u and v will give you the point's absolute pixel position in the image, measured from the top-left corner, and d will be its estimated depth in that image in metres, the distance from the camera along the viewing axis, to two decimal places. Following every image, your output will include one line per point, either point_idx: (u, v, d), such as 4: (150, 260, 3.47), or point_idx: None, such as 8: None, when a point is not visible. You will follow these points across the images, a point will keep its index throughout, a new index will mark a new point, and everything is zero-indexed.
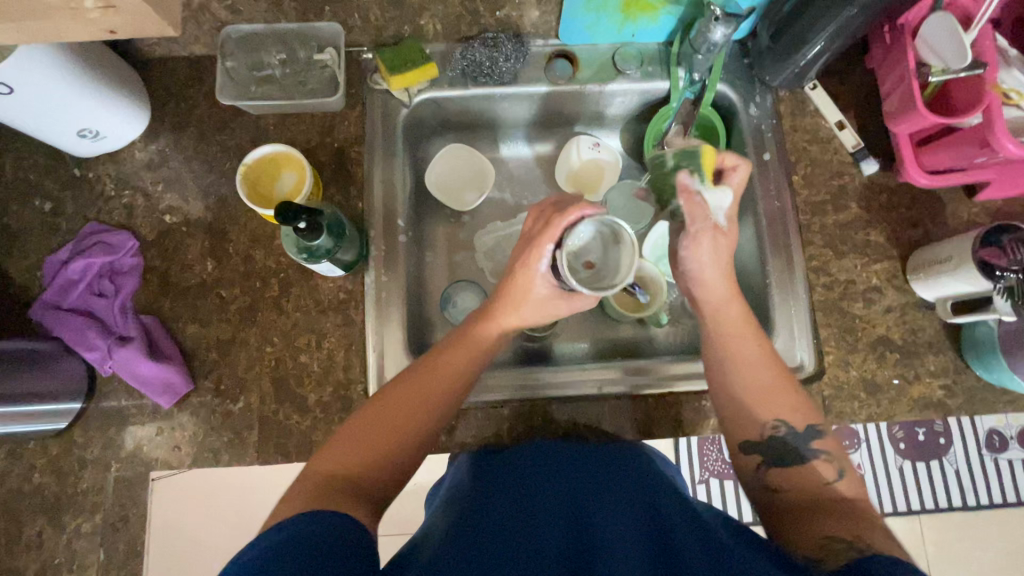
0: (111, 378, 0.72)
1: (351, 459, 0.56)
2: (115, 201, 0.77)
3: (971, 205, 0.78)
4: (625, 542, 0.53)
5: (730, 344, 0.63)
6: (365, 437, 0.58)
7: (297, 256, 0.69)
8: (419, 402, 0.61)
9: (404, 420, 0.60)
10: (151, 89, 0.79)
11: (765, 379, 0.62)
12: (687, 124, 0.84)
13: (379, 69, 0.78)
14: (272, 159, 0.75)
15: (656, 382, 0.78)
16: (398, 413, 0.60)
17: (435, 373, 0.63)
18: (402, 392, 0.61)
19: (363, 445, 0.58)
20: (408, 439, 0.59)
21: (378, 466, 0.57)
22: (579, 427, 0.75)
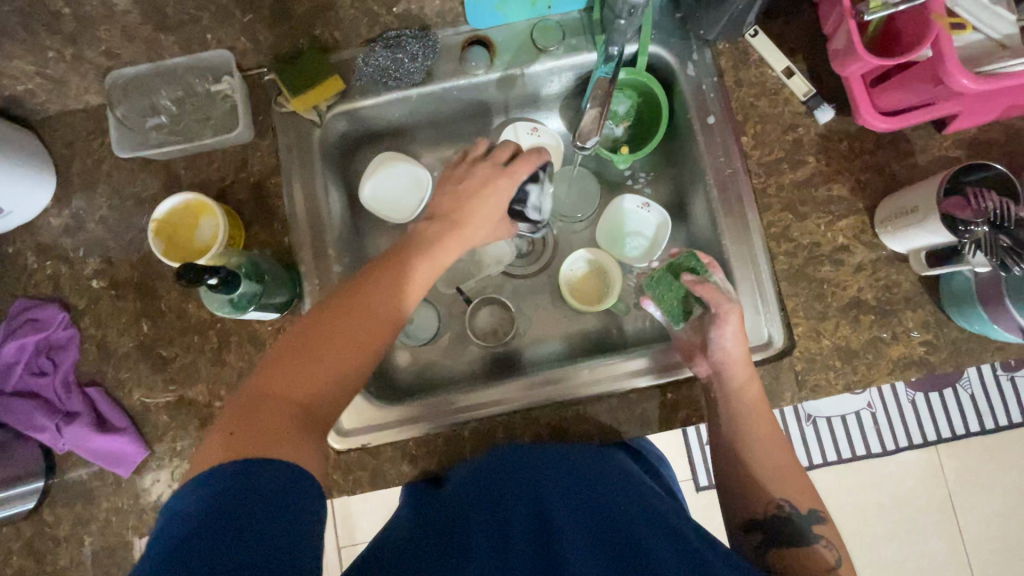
0: (69, 454, 0.71)
1: (283, 390, 0.53)
2: (40, 274, 0.74)
3: (941, 138, 0.71)
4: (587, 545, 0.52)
5: (758, 411, 0.66)
6: (290, 365, 0.54)
7: (222, 311, 0.65)
8: (346, 323, 0.57)
9: (335, 343, 0.56)
10: (52, 149, 0.75)
11: (768, 430, 0.66)
12: (603, 107, 0.71)
13: (282, 90, 0.73)
14: (186, 208, 0.71)
15: (659, 374, 0.72)
16: (332, 340, 0.56)
17: (367, 298, 0.58)
18: (331, 318, 0.57)
19: (294, 374, 0.54)
20: (347, 356, 0.56)
21: (316, 391, 0.55)
22: (571, 428, 0.71)
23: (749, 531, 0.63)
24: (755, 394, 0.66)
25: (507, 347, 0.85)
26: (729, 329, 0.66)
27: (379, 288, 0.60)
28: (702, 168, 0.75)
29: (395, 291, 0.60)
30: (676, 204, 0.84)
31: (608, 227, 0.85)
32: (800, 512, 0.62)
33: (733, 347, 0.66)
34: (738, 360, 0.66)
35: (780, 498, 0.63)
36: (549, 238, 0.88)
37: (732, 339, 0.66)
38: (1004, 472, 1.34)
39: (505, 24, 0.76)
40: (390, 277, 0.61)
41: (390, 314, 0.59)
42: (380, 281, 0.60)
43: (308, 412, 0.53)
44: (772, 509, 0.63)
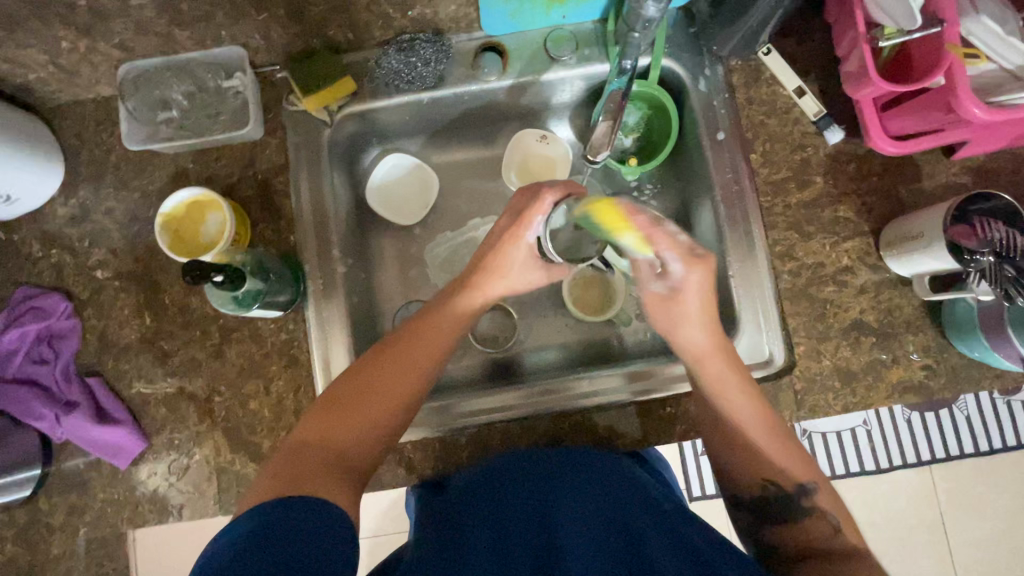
0: (65, 443, 0.71)
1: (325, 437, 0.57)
2: (44, 262, 0.74)
3: (949, 164, 0.71)
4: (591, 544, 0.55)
5: (732, 404, 0.61)
6: (334, 411, 0.59)
7: (225, 308, 0.65)
8: (388, 370, 0.61)
9: (378, 393, 0.60)
10: (60, 139, 0.75)
11: (745, 414, 0.61)
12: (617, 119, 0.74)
13: (294, 89, 0.73)
14: (193, 203, 0.71)
15: (656, 387, 0.73)
16: (384, 371, 0.61)
17: (405, 349, 0.63)
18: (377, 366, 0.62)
19: (338, 422, 0.58)
20: (405, 388, 0.61)
21: (353, 441, 0.58)
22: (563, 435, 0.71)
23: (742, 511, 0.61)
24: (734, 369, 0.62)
25: (507, 353, 0.85)
26: (689, 299, 0.62)
27: (419, 334, 0.64)
28: (709, 184, 0.75)
29: (432, 338, 0.64)
30: (682, 218, 0.84)
31: None
32: (791, 488, 0.58)
33: (695, 327, 0.63)
34: (699, 339, 0.63)
35: (764, 479, 0.59)
36: None
37: (695, 307, 0.63)
38: (999, 494, 1.33)
39: (519, 32, 0.76)
40: (428, 325, 0.65)
41: (426, 362, 0.63)
42: (421, 329, 0.64)
43: (343, 459, 0.57)
44: (756, 492, 0.60)
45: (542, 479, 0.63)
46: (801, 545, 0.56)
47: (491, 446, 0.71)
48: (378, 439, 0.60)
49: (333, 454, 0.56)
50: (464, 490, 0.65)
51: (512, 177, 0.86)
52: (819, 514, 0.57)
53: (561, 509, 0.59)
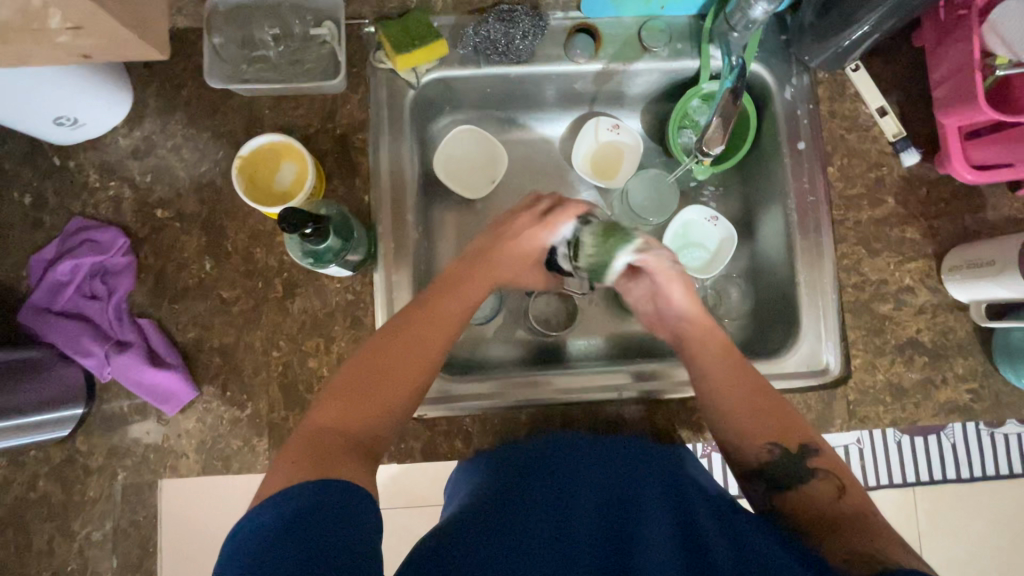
0: (111, 383, 0.68)
1: (344, 414, 0.54)
2: (101, 194, 0.71)
3: (1013, 198, 0.74)
4: (661, 536, 0.51)
5: (714, 363, 0.65)
6: (350, 384, 0.56)
7: (303, 261, 0.64)
8: (415, 353, 0.59)
9: (396, 371, 0.57)
10: (131, 67, 0.72)
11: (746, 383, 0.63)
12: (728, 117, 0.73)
13: (383, 46, 0.71)
14: (270, 150, 0.68)
15: (670, 387, 0.74)
16: (420, 327, 0.60)
17: (426, 326, 0.60)
18: (390, 334, 0.60)
19: (356, 393, 0.56)
20: (433, 342, 0.60)
21: (374, 417, 0.55)
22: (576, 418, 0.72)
23: (749, 481, 0.60)
24: (717, 337, 0.67)
25: (558, 338, 0.85)
26: (676, 288, 0.68)
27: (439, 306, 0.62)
28: (784, 192, 0.76)
29: (455, 309, 0.63)
30: (743, 222, 0.86)
31: (675, 232, 0.85)
32: (789, 454, 0.59)
33: (684, 304, 0.68)
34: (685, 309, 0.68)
35: (769, 444, 0.60)
36: None
37: (682, 292, 0.69)
38: None
39: (615, 16, 0.75)
40: (450, 304, 0.63)
41: (448, 331, 0.62)
42: (440, 305, 0.63)
43: (365, 440, 0.54)
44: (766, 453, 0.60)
45: (591, 467, 0.59)
46: (812, 506, 0.56)
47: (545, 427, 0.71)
48: (391, 414, 0.56)
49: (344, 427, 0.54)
50: (512, 473, 0.61)
51: (577, 164, 0.86)
52: (823, 478, 0.58)
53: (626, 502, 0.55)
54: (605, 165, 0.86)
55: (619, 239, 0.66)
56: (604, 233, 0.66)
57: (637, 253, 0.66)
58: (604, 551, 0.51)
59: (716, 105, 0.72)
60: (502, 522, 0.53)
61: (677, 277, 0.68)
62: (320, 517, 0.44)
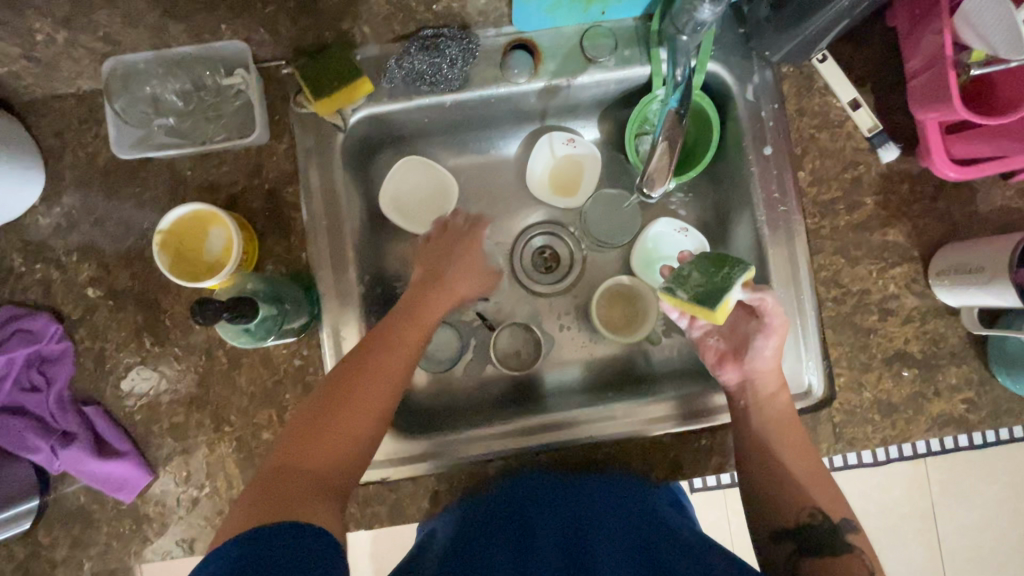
0: (64, 474, 0.67)
1: (305, 436, 0.57)
2: (29, 278, 0.67)
3: (1006, 187, 0.67)
4: (619, 552, 0.55)
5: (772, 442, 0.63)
6: (309, 413, 0.58)
7: (237, 339, 0.60)
8: (366, 384, 0.60)
9: (347, 405, 0.59)
10: (40, 139, 0.67)
11: (799, 452, 0.63)
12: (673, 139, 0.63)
13: (302, 89, 0.66)
14: (194, 219, 0.64)
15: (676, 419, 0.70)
16: (380, 351, 0.63)
17: (374, 353, 0.63)
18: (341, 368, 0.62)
19: (314, 425, 0.57)
20: (394, 363, 0.62)
21: (331, 443, 0.56)
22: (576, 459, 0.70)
23: (778, 543, 0.59)
24: (786, 404, 0.65)
25: (530, 373, 0.80)
26: (774, 340, 0.65)
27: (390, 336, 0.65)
28: (752, 202, 0.70)
29: (412, 331, 0.66)
30: (716, 230, 0.80)
31: (643, 247, 0.80)
32: (830, 523, 0.59)
33: (769, 359, 0.66)
34: (768, 370, 0.66)
35: (811, 508, 0.60)
36: (577, 256, 0.83)
37: (773, 350, 0.66)
38: None
39: (554, 27, 0.68)
40: (406, 325, 0.66)
41: (404, 357, 0.64)
42: (394, 332, 0.65)
43: (326, 469, 0.55)
44: (803, 518, 0.60)
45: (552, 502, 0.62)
46: None
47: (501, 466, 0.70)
48: (349, 444, 0.58)
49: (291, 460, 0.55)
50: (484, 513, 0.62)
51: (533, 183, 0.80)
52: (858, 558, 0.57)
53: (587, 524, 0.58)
54: (557, 186, 0.80)
55: (732, 265, 0.63)
56: (715, 263, 0.64)
57: (753, 290, 0.63)
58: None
59: (660, 124, 0.64)
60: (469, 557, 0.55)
61: (783, 331, 0.65)
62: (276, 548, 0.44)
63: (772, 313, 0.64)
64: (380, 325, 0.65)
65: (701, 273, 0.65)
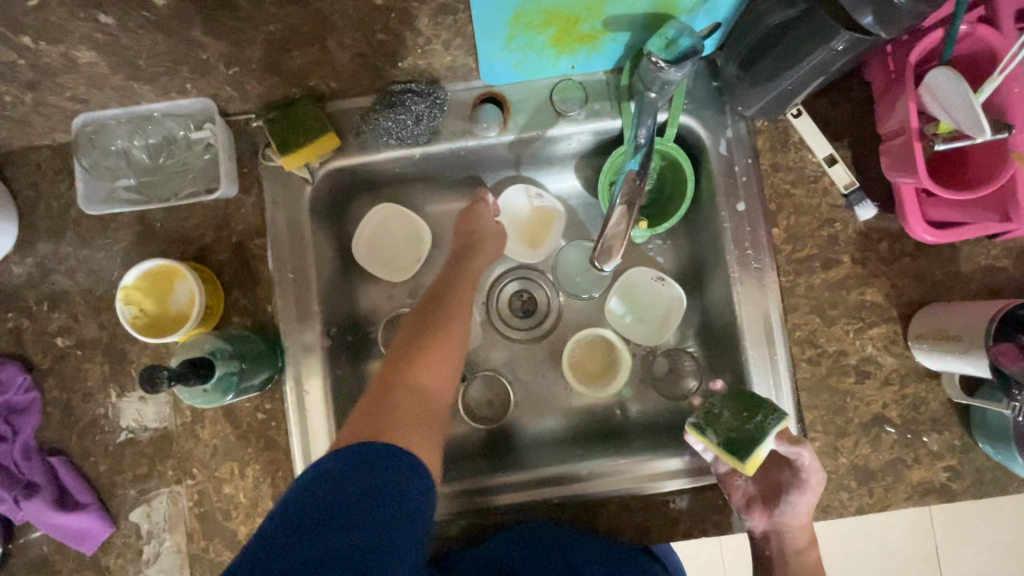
0: (28, 523, 0.67)
1: (404, 367, 0.62)
2: (0, 326, 0.68)
3: (990, 246, 0.65)
4: None
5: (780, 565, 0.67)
6: (403, 354, 0.62)
7: (194, 399, 0.60)
8: (443, 340, 0.64)
9: (427, 362, 0.62)
10: (15, 191, 0.68)
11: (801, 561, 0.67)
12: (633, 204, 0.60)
13: (270, 143, 0.66)
14: (160, 273, 0.64)
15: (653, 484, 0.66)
16: (442, 313, 0.67)
17: (441, 311, 0.67)
18: (418, 324, 0.66)
19: (409, 361, 0.62)
20: (454, 320, 0.67)
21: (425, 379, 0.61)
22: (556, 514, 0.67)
23: None
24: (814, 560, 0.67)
25: (503, 423, 0.78)
26: (805, 498, 0.62)
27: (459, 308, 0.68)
28: (725, 257, 0.69)
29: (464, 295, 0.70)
30: (694, 282, 0.78)
31: (620, 294, 0.79)
32: None
33: (798, 513, 0.64)
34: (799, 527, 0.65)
35: None
36: (553, 305, 0.82)
37: (806, 506, 0.63)
38: None
39: (523, 81, 0.68)
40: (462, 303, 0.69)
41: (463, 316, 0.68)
42: (449, 298, 0.69)
43: (428, 397, 0.60)
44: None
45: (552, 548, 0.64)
46: None
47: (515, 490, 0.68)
48: (444, 383, 0.63)
49: (407, 383, 0.60)
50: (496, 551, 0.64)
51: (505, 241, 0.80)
52: None
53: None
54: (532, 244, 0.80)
55: (766, 412, 0.59)
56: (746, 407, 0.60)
57: (790, 443, 0.59)
58: None
59: (618, 187, 0.61)
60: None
61: (818, 489, 0.62)
62: (382, 478, 0.51)
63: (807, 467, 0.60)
64: (434, 293, 0.70)
65: (733, 414, 0.60)
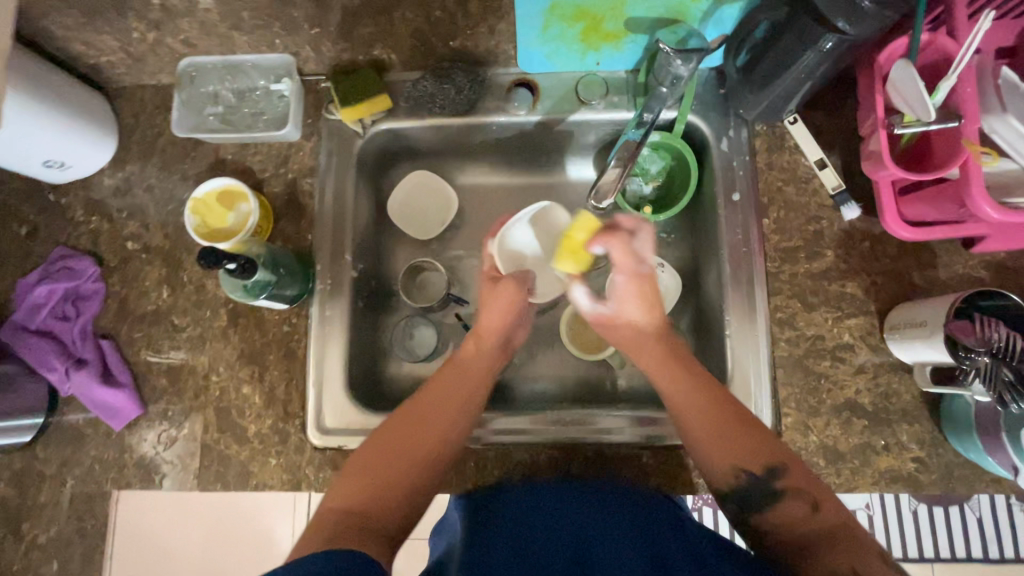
0: (71, 398, 0.75)
1: (356, 495, 0.61)
2: (84, 226, 0.80)
3: (968, 256, 0.70)
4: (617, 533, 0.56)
5: (683, 421, 0.63)
6: (360, 482, 0.61)
7: (235, 294, 0.69)
8: (405, 461, 0.64)
9: (399, 453, 0.64)
10: (118, 118, 0.81)
11: (703, 405, 0.62)
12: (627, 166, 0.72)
13: (334, 100, 0.78)
14: (225, 191, 0.75)
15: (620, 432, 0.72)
16: (427, 409, 0.68)
17: (408, 431, 0.66)
18: (387, 442, 0.65)
19: (372, 484, 0.62)
20: (441, 421, 0.68)
21: (380, 510, 0.60)
22: (517, 472, 0.71)
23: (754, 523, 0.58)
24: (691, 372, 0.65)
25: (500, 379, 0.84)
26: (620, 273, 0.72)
27: (426, 424, 0.67)
28: (718, 244, 0.76)
29: (453, 393, 0.71)
30: (690, 272, 0.85)
31: None
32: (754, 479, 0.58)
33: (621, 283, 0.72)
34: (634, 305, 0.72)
35: (737, 467, 0.59)
36: None
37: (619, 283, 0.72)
38: None
39: (554, 72, 0.78)
40: (432, 417, 0.68)
41: (447, 414, 0.69)
42: (430, 396, 0.70)
43: (383, 495, 0.61)
44: (729, 480, 0.59)
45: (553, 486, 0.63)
46: (789, 528, 0.55)
47: (507, 467, 0.71)
48: (401, 506, 0.61)
49: (361, 517, 0.58)
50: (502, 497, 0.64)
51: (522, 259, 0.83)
52: (790, 497, 0.56)
53: (588, 539, 0.56)
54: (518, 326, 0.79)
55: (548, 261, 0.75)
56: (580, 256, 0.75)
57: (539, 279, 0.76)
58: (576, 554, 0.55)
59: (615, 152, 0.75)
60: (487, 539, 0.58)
61: (631, 270, 0.72)
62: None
63: (621, 257, 0.71)
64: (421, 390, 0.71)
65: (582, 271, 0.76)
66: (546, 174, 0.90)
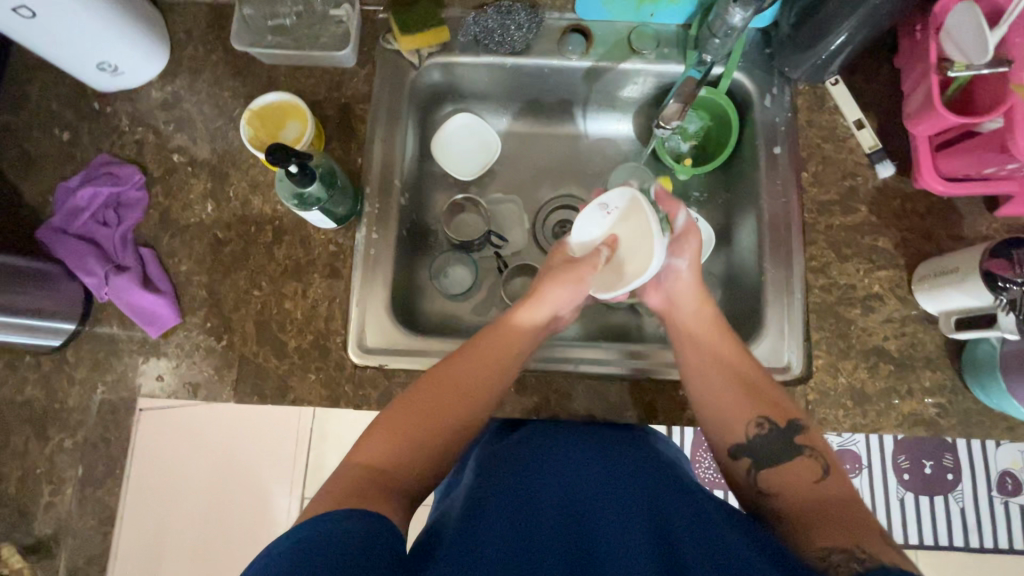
0: (107, 304, 0.75)
1: (378, 454, 0.54)
2: (128, 136, 0.79)
3: (992, 219, 0.73)
4: (625, 527, 0.49)
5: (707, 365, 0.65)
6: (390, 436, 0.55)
7: (288, 202, 0.69)
8: (436, 427, 0.57)
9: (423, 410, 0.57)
10: (171, 33, 0.81)
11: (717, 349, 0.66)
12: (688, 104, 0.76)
13: (392, 28, 0.79)
14: (278, 107, 0.77)
15: (655, 367, 0.75)
16: (462, 370, 0.61)
17: (438, 398, 0.59)
18: (421, 400, 0.58)
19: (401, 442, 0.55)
20: (476, 388, 0.60)
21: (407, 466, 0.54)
22: (552, 401, 0.72)
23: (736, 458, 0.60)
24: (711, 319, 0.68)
25: None
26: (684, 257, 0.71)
27: (463, 387, 0.60)
28: (758, 195, 0.79)
29: (484, 358, 0.62)
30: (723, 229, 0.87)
31: None
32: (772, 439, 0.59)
33: (679, 276, 0.71)
34: (681, 290, 0.71)
35: (758, 417, 0.60)
36: None
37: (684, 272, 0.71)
38: None
39: (608, 21, 0.81)
40: (464, 387, 0.60)
41: (483, 383, 0.61)
42: (458, 365, 0.61)
43: (413, 446, 0.55)
44: (750, 429, 0.60)
45: (554, 459, 0.56)
46: (792, 492, 0.55)
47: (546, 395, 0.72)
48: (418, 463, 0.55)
49: (379, 473, 0.52)
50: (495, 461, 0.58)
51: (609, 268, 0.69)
52: (807, 458, 0.57)
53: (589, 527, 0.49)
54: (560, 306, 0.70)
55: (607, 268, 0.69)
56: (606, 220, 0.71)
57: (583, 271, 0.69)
58: (579, 550, 0.48)
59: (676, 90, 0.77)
60: (477, 519, 0.50)
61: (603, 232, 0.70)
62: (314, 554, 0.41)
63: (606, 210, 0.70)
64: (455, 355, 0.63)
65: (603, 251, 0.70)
66: (585, 127, 0.92)
